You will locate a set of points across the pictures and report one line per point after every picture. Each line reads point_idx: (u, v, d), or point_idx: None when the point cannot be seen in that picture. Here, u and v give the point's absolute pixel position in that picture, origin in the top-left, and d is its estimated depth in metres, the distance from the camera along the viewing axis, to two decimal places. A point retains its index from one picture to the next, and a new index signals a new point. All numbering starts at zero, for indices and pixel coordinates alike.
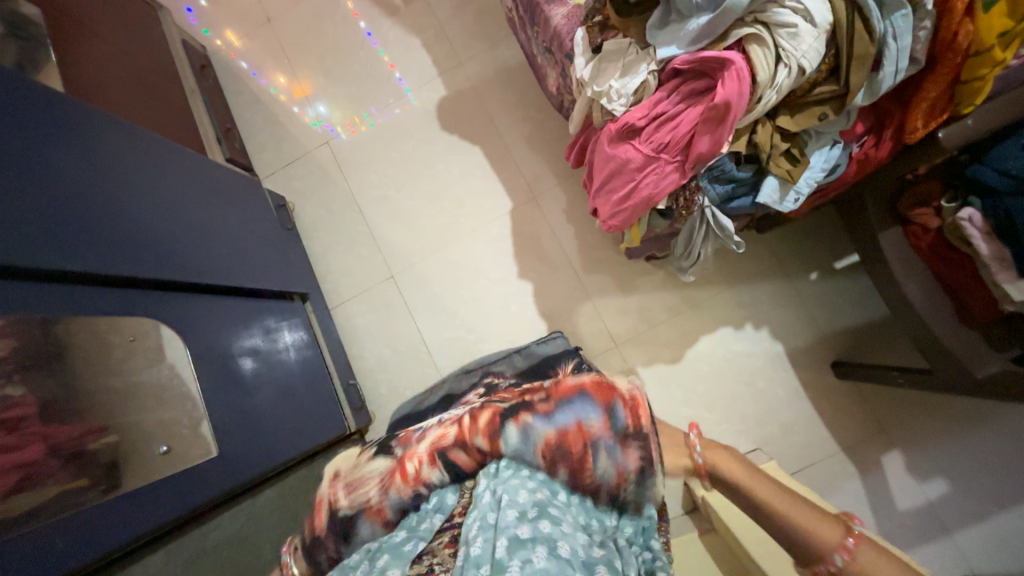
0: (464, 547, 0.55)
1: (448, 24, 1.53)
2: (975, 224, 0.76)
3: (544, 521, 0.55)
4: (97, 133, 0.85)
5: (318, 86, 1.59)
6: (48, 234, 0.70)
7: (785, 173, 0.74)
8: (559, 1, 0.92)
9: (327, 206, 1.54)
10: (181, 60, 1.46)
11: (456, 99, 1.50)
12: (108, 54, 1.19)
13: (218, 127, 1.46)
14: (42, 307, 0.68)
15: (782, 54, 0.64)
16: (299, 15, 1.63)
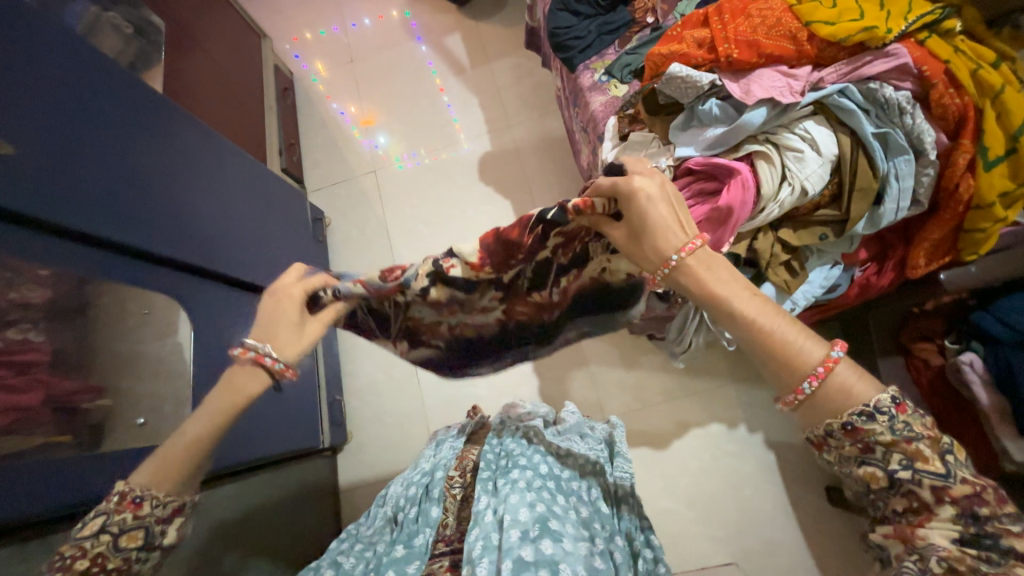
0: (470, 566, 0.63)
1: (505, 91, 1.68)
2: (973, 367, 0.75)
3: (546, 540, 0.63)
4: (177, 129, 0.98)
5: (381, 121, 1.75)
6: (104, 204, 0.78)
7: (783, 282, 0.76)
8: (599, 91, 1.02)
9: (360, 228, 1.64)
10: (267, 82, 1.66)
11: (498, 155, 1.62)
12: (210, 65, 1.37)
13: (282, 141, 1.62)
14: (74, 263, 0.74)
15: (785, 175, 0.69)
16: (379, 61, 1.83)
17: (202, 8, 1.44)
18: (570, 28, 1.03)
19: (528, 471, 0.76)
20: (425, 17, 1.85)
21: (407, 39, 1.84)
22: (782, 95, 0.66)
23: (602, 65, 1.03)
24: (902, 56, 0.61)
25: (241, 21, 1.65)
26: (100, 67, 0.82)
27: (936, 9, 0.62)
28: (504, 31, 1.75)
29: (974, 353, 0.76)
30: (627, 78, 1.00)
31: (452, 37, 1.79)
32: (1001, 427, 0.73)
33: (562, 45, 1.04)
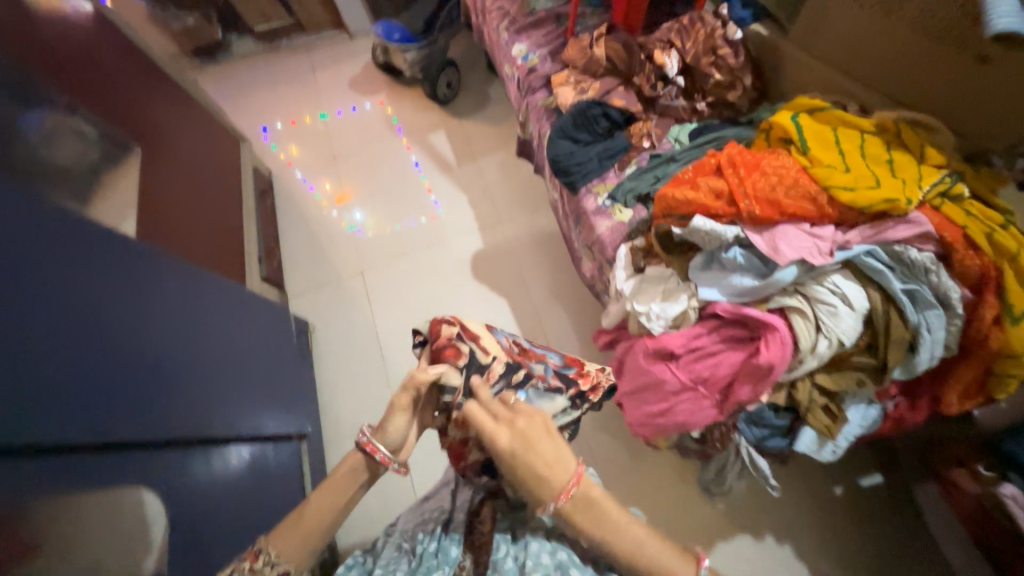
0: None
1: (494, 188, 1.69)
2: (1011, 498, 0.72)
3: None
4: (158, 278, 0.87)
5: (357, 198, 1.74)
6: (56, 390, 0.62)
7: (824, 427, 0.73)
8: (604, 215, 1.02)
9: (348, 335, 1.54)
10: (247, 186, 1.59)
11: (491, 253, 1.60)
12: (190, 180, 1.30)
13: (262, 247, 1.54)
14: (25, 477, 0.55)
15: (820, 327, 0.68)
16: (358, 148, 1.83)
17: (179, 119, 1.36)
18: (571, 155, 1.04)
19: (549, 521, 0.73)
20: (409, 115, 1.87)
21: (389, 131, 1.85)
22: (813, 256, 0.66)
23: (605, 189, 1.04)
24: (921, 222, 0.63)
25: (217, 125, 1.58)
26: (78, 225, 0.73)
27: (943, 175, 0.65)
28: (489, 128, 1.79)
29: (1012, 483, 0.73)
30: (630, 203, 1.00)
31: (437, 135, 1.81)
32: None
33: (565, 170, 1.04)
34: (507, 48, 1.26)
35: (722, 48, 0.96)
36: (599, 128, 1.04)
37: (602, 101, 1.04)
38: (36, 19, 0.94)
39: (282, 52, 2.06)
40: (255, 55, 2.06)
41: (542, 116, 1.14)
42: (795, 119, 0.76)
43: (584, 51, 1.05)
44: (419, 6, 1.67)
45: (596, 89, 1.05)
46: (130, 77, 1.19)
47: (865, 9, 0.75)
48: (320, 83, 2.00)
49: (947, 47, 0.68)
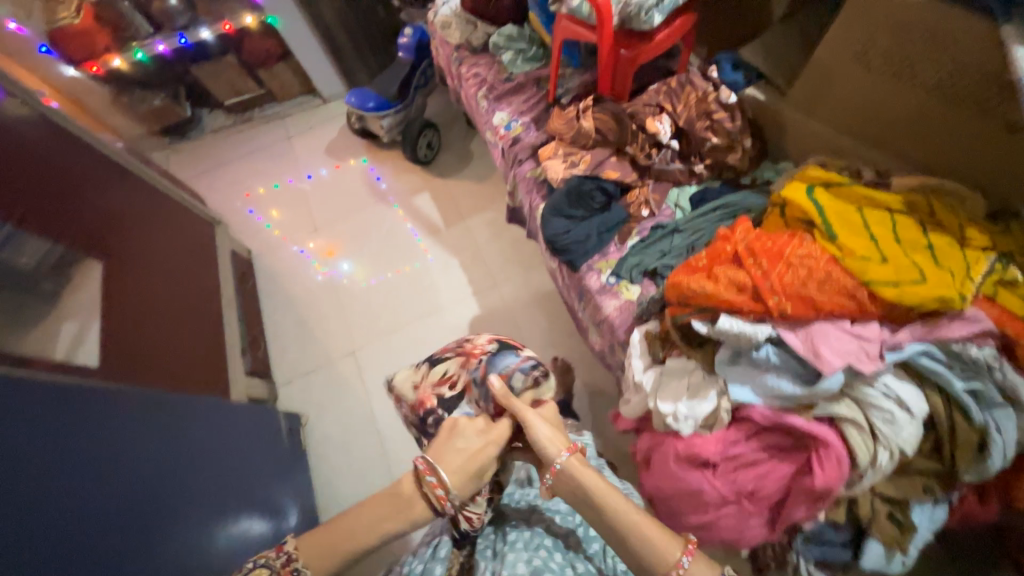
0: None
1: (485, 248, 1.62)
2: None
3: None
4: (113, 428, 0.79)
5: (344, 249, 1.70)
6: None
7: (892, 541, 0.64)
8: (610, 294, 0.94)
9: (342, 422, 1.44)
10: (225, 273, 1.51)
11: (489, 319, 1.51)
12: (161, 282, 1.21)
13: (245, 337, 1.46)
14: None
15: (878, 440, 0.60)
16: (337, 208, 1.78)
17: (149, 219, 1.28)
18: (568, 233, 0.97)
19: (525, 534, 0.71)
20: (391, 178, 1.81)
21: (374, 185, 1.81)
22: (859, 361, 0.60)
23: (607, 265, 0.97)
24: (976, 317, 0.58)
25: (194, 215, 1.50)
26: None
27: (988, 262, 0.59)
28: (474, 186, 1.74)
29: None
30: (637, 278, 0.93)
31: (422, 197, 1.75)
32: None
33: (563, 249, 0.98)
34: (488, 116, 1.21)
35: (718, 112, 0.91)
36: (595, 203, 0.98)
37: (595, 174, 0.98)
38: None
39: (255, 123, 2.00)
40: (227, 128, 2.00)
41: (531, 188, 1.08)
42: (811, 195, 0.70)
43: (571, 122, 1.00)
44: (392, 70, 1.63)
45: (588, 162, 0.98)
46: (90, 184, 1.11)
47: (872, 70, 0.71)
48: (296, 152, 1.94)
49: (967, 114, 0.64)
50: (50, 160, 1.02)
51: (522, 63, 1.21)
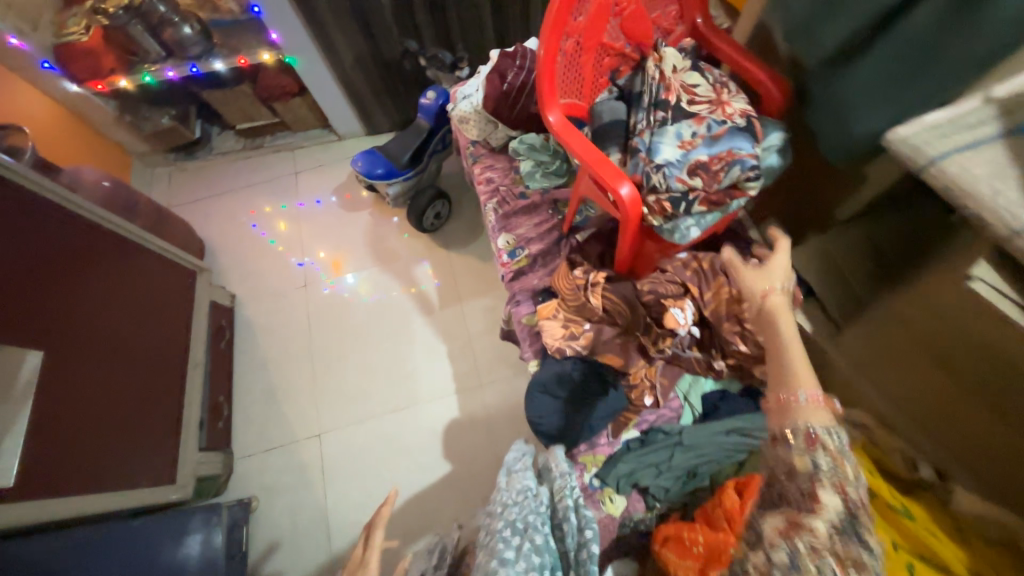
0: None
1: (476, 340, 1.49)
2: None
3: None
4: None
5: (351, 259, 1.67)
6: None
7: None
8: (592, 503, 0.79)
9: (291, 515, 1.33)
10: (199, 331, 1.41)
11: (466, 425, 1.39)
12: (111, 362, 1.10)
13: (205, 407, 1.35)
14: None
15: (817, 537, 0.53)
16: (345, 234, 1.72)
17: (118, 282, 1.17)
18: (553, 415, 0.84)
19: (515, 484, 0.79)
20: (393, 239, 1.69)
21: (384, 215, 1.73)
22: None
23: (594, 464, 0.82)
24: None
25: (173, 266, 1.39)
26: None
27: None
28: (478, 264, 1.60)
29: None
30: (624, 489, 0.79)
31: (421, 266, 1.63)
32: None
33: (546, 434, 0.84)
34: (492, 234, 1.07)
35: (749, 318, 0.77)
36: (591, 387, 0.84)
37: (593, 357, 0.85)
38: None
39: (264, 152, 1.90)
40: (235, 153, 1.90)
41: (526, 338, 0.94)
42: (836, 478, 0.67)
43: (577, 287, 0.86)
44: (408, 134, 1.49)
45: (589, 337, 0.85)
46: (52, 259, 1.02)
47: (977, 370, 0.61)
48: (300, 191, 1.83)
49: None
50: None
51: (540, 177, 1.06)
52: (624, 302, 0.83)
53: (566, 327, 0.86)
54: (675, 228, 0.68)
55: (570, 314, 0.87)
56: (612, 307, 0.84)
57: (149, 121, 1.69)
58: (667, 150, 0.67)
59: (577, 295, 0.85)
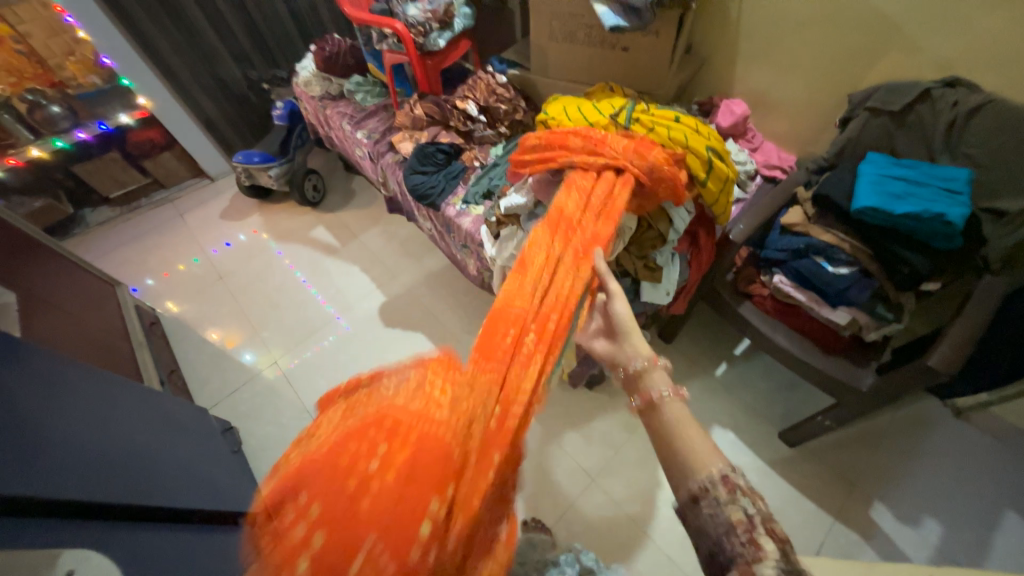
0: None
1: (379, 252, 1.93)
2: (855, 276, 1.02)
3: None
4: (83, 382, 0.97)
5: (245, 339, 1.74)
6: None
7: (651, 277, 1.06)
8: (464, 215, 1.28)
9: (275, 422, 1.52)
10: (133, 321, 1.59)
11: (395, 302, 1.77)
12: (74, 320, 1.31)
13: (162, 371, 1.52)
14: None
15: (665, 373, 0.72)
16: (247, 276, 1.92)
17: (53, 275, 1.38)
18: (424, 183, 1.35)
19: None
20: (285, 223, 2.07)
21: (268, 248, 2.00)
22: None
23: (458, 198, 1.32)
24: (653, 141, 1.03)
25: (91, 278, 1.59)
26: None
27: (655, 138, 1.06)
28: (362, 211, 2.08)
29: (845, 265, 1.03)
30: (480, 201, 1.29)
31: (315, 229, 2.04)
32: (859, 315, 1.02)
33: (424, 195, 1.34)
34: (354, 136, 1.59)
35: (498, 88, 1.40)
36: (438, 160, 1.38)
37: (434, 142, 1.40)
38: None
39: (142, 210, 2.15)
40: (113, 219, 2.12)
41: (394, 168, 1.45)
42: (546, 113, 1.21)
43: (408, 115, 1.44)
44: (273, 135, 2.00)
45: (427, 136, 1.42)
46: (9, 241, 1.27)
47: (559, 41, 1.25)
48: (190, 223, 2.11)
49: (605, 53, 1.21)
50: None
51: (371, 98, 1.64)
52: (432, 106, 1.43)
53: (406, 135, 1.45)
54: (432, 37, 1.34)
55: (409, 129, 1.45)
56: (428, 113, 1.43)
57: (24, 204, 1.90)
58: (412, 8, 1.34)
59: (408, 117, 1.44)
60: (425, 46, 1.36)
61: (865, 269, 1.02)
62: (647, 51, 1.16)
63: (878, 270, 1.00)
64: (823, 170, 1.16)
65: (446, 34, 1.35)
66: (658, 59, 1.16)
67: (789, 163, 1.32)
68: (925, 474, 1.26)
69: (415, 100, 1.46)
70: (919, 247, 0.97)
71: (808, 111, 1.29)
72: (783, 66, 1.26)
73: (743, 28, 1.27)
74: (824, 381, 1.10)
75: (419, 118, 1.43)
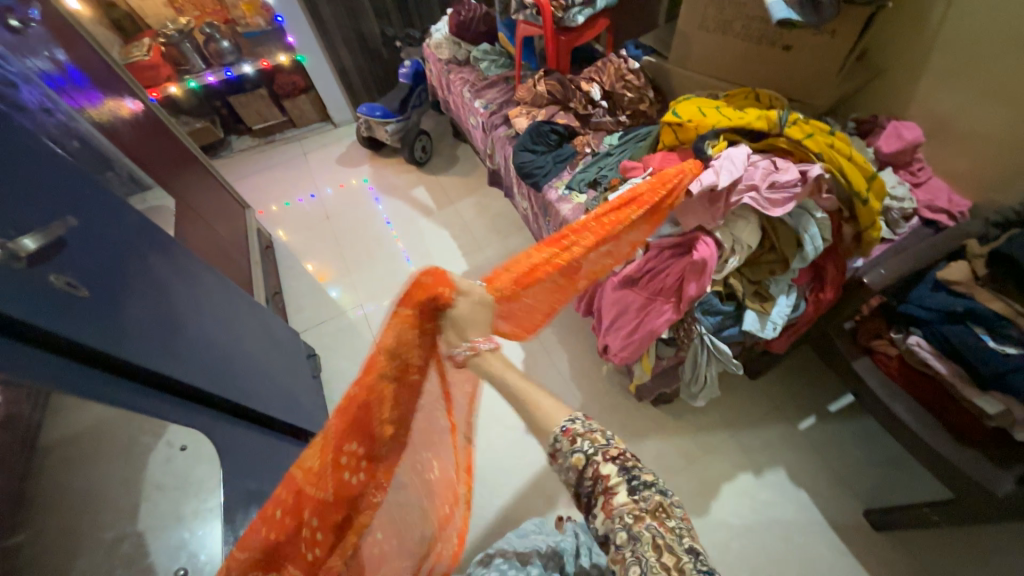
0: None
1: (470, 222, 1.97)
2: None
3: None
4: (214, 287, 1.11)
5: (336, 276, 1.89)
6: (112, 327, 0.77)
7: (760, 306, 0.96)
8: (565, 201, 1.25)
9: (351, 360, 1.65)
10: (253, 241, 1.79)
11: (476, 272, 1.81)
12: (209, 231, 1.49)
13: (269, 290, 1.70)
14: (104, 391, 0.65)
15: (596, 429, 0.56)
16: (350, 220, 2.07)
17: (201, 188, 1.58)
18: (531, 162, 1.33)
19: None
20: (391, 177, 2.19)
21: (370, 198, 2.14)
22: (704, 268, 0.89)
23: (562, 183, 1.29)
24: (819, 169, 0.89)
25: (228, 197, 1.80)
26: (146, 231, 0.93)
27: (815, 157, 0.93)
28: (461, 178, 2.13)
29: (1012, 344, 0.85)
30: (584, 189, 1.24)
31: (416, 188, 2.13)
32: (1016, 407, 0.85)
33: (529, 173, 1.32)
34: (471, 103, 1.61)
35: (628, 74, 1.32)
36: (551, 140, 1.36)
37: (550, 121, 1.38)
38: (118, 120, 1.23)
39: (275, 144, 2.40)
40: (252, 148, 2.39)
41: (504, 142, 1.45)
42: (675, 111, 1.13)
43: (530, 90, 1.42)
44: (396, 92, 2.09)
45: (544, 114, 1.40)
46: (175, 153, 1.48)
47: (710, 31, 1.14)
48: (311, 163, 2.31)
49: (762, 51, 1.08)
50: (153, 129, 1.39)
51: (495, 68, 1.65)
52: (556, 83, 1.39)
53: (524, 110, 1.43)
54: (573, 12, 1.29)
55: (528, 104, 1.43)
56: (550, 89, 1.39)
57: (188, 123, 2.20)
58: None
59: (529, 92, 1.43)
60: (562, 21, 1.32)
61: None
62: (813, 54, 1.01)
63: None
64: (1010, 225, 0.95)
65: (587, 10, 1.29)
66: (825, 64, 1.02)
67: (960, 208, 1.11)
68: None
69: (540, 75, 1.43)
70: None
71: (1005, 151, 1.06)
72: (981, 92, 1.05)
73: (941, 39, 1.07)
74: (946, 470, 0.93)
75: (540, 93, 1.40)
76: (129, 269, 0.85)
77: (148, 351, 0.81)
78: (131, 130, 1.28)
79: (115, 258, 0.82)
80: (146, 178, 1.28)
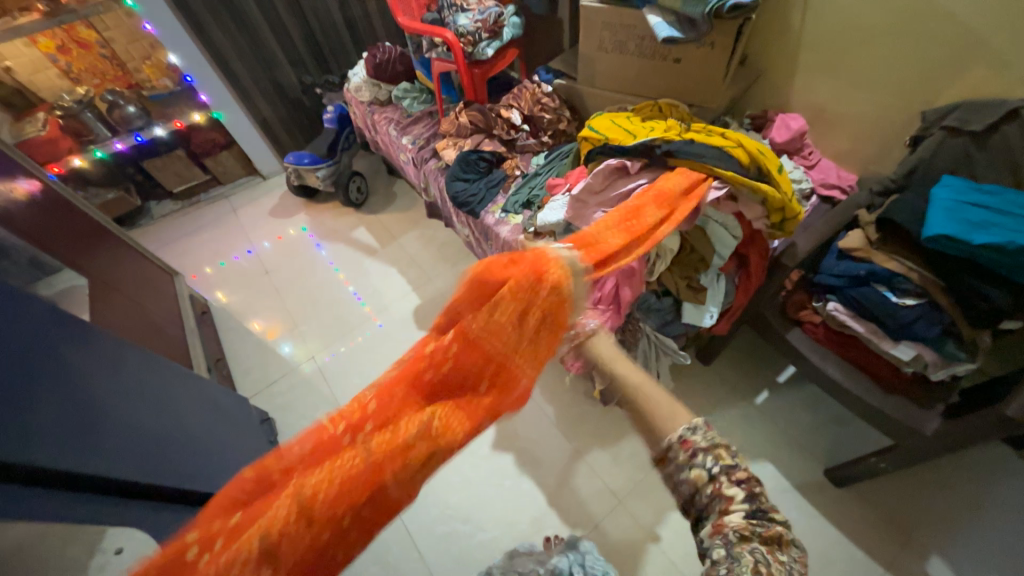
0: None
1: (417, 256, 1.96)
2: (922, 309, 0.94)
3: None
4: (143, 364, 1.03)
5: (285, 331, 1.81)
6: (20, 432, 0.70)
7: (695, 298, 1.02)
8: (502, 224, 1.28)
9: (309, 417, 1.57)
10: (185, 309, 1.68)
11: (429, 305, 1.80)
12: (133, 306, 1.39)
13: (209, 358, 1.60)
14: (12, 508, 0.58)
15: (712, 441, 0.55)
16: (291, 271, 2.00)
17: (120, 262, 1.48)
18: (465, 190, 1.36)
19: None
20: (330, 222, 2.15)
21: (310, 246, 2.08)
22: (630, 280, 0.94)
23: (498, 207, 1.32)
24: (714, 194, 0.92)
25: (153, 267, 1.70)
26: (54, 318, 0.86)
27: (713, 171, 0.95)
28: (402, 213, 2.13)
29: (912, 295, 0.96)
30: (519, 210, 1.28)
31: (357, 230, 2.10)
32: (925, 351, 0.95)
33: (464, 202, 1.35)
34: (399, 141, 1.63)
35: (543, 98, 1.39)
36: (480, 168, 1.39)
37: (476, 150, 1.42)
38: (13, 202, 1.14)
39: (201, 204, 2.29)
40: (175, 212, 2.27)
41: (436, 174, 1.47)
42: (591, 129, 1.21)
43: (453, 122, 1.46)
44: (323, 137, 2.08)
45: (470, 144, 1.44)
46: (85, 229, 1.38)
47: (609, 52, 1.23)
48: (242, 219, 2.22)
49: (657, 65, 1.18)
50: (56, 208, 1.30)
51: (418, 104, 1.68)
52: (477, 112, 1.44)
53: (450, 141, 1.47)
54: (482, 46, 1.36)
55: (453, 135, 1.47)
56: (472, 120, 1.44)
57: (99, 195, 2.06)
58: (463, 19, 1.37)
59: (452, 124, 1.47)
60: (473, 56, 1.38)
61: (935, 301, 0.94)
62: (700, 64, 1.12)
63: (951, 304, 0.92)
64: (890, 192, 1.07)
65: (495, 43, 1.36)
66: (712, 72, 1.13)
67: (848, 183, 1.24)
68: (992, 529, 1.14)
69: (460, 107, 1.48)
70: (1001, 281, 0.87)
71: (875, 129, 1.20)
72: (845, 82, 1.19)
73: (806, 39, 1.21)
74: (882, 420, 1.02)
75: (463, 124, 1.44)
76: (39, 363, 0.78)
77: (65, 450, 0.74)
78: (30, 211, 1.19)
79: (20, 353, 0.75)
80: (52, 260, 1.18)
